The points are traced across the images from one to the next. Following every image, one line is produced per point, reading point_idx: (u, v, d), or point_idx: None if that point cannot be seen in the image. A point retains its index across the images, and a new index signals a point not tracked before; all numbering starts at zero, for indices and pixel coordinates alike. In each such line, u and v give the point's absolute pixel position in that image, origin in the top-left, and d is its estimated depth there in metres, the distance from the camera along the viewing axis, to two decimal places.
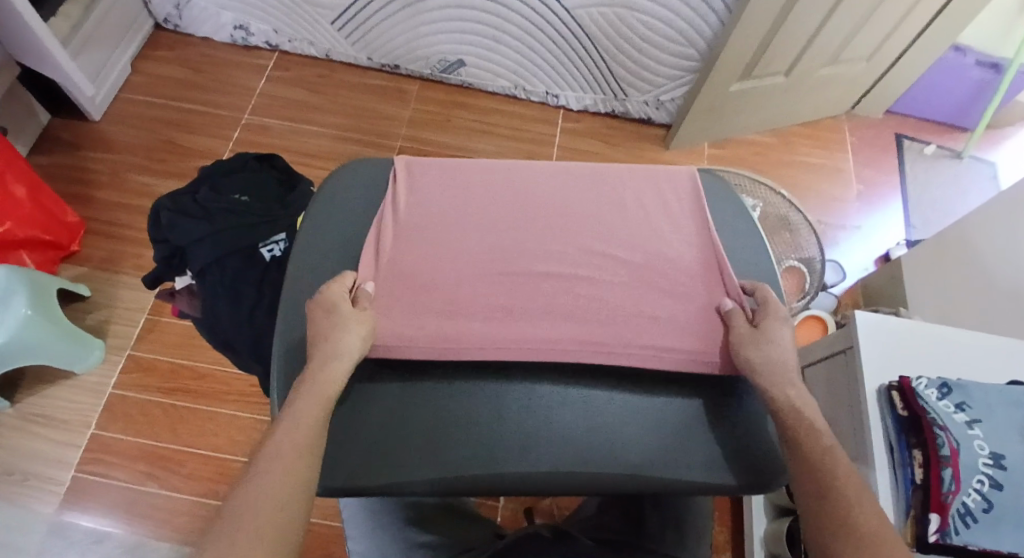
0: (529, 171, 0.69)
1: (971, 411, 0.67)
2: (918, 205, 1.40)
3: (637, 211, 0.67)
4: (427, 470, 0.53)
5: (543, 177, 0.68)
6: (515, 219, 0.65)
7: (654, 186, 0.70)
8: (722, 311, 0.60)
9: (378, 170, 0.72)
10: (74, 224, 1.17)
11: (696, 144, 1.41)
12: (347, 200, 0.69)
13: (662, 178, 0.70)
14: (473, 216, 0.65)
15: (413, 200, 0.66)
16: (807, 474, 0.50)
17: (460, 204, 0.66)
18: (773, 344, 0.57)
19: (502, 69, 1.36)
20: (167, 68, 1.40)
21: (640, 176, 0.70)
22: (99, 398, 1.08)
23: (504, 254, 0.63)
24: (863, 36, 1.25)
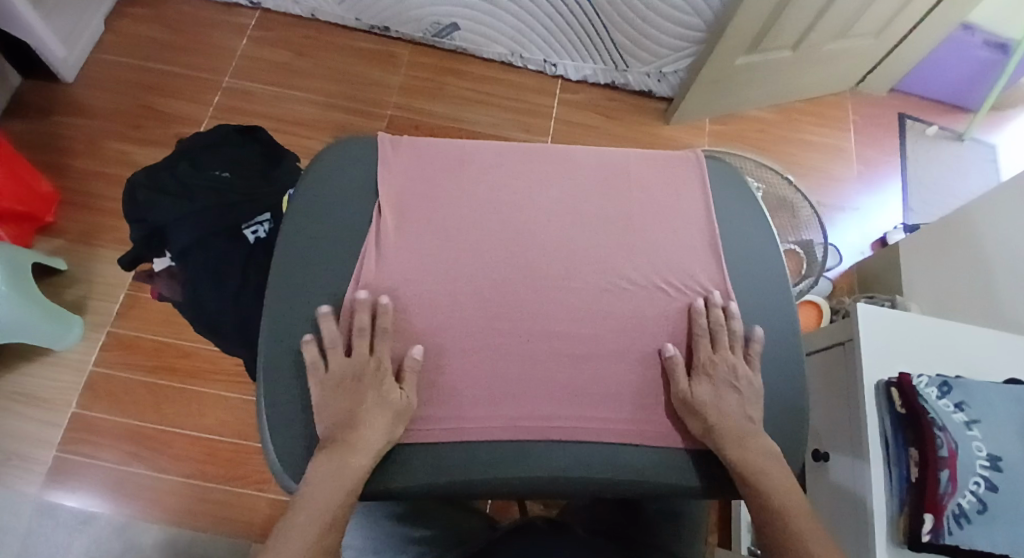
0: (530, 162, 0.68)
1: (971, 410, 0.66)
2: (917, 187, 1.39)
3: (641, 204, 0.67)
4: (422, 478, 0.54)
5: (545, 169, 0.67)
6: (518, 212, 0.64)
7: (659, 178, 0.69)
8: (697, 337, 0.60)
9: (372, 151, 0.68)
10: (48, 194, 1.11)
11: (696, 119, 1.37)
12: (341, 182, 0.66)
13: (667, 169, 0.70)
14: (475, 205, 0.64)
15: (413, 189, 0.65)
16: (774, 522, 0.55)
17: (461, 192, 0.65)
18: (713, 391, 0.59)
19: (498, 35, 1.30)
20: (143, 25, 1.32)
21: (645, 168, 0.69)
22: (81, 377, 1.05)
23: (511, 250, 0.62)
24: (875, 10, 1.21)
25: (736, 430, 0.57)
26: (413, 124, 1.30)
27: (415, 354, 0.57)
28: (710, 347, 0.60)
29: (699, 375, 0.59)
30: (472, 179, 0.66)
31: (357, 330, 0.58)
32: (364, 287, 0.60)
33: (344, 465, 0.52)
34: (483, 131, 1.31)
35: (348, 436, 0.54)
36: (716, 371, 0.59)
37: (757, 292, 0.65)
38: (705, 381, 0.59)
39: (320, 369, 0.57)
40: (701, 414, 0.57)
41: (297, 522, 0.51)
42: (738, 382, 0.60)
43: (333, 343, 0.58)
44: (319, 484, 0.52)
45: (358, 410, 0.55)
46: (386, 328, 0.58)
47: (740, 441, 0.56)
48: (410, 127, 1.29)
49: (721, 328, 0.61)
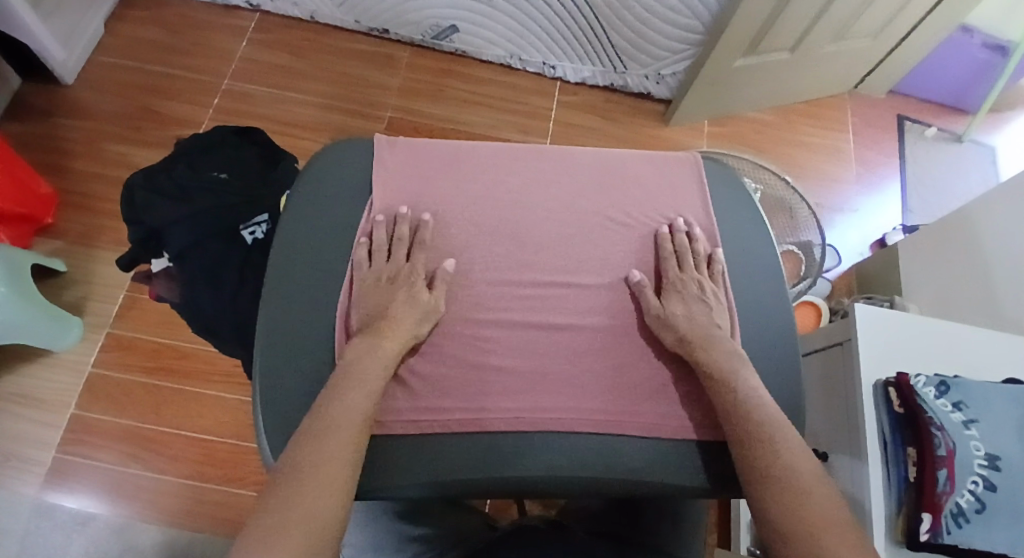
0: (525, 162, 0.68)
1: (968, 410, 0.66)
2: (916, 189, 1.38)
3: (633, 204, 0.67)
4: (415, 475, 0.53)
5: (540, 170, 0.68)
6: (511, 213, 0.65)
7: (652, 179, 0.69)
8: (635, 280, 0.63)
9: (367, 151, 0.68)
10: (48, 195, 1.11)
11: (695, 120, 1.37)
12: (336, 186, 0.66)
13: (662, 169, 0.70)
14: (471, 206, 0.65)
15: (408, 188, 0.66)
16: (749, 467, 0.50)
17: (458, 192, 0.66)
18: (688, 303, 0.62)
19: (497, 37, 1.30)
20: (142, 28, 1.32)
21: (639, 168, 0.69)
22: (80, 378, 1.05)
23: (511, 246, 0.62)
24: (872, 12, 1.21)
25: (704, 338, 0.59)
26: (412, 126, 1.30)
27: (448, 266, 0.61)
28: (677, 266, 0.63)
29: (669, 291, 0.62)
30: (467, 180, 0.66)
31: (395, 238, 0.62)
32: (404, 205, 0.65)
33: (378, 352, 0.55)
34: (481, 133, 1.31)
35: (377, 326, 0.58)
36: (683, 287, 0.63)
37: (754, 291, 0.65)
38: (677, 298, 0.62)
39: (362, 270, 0.62)
40: (676, 328, 0.59)
41: (347, 397, 0.51)
42: (705, 296, 0.63)
43: (363, 255, 0.62)
44: (358, 369, 0.54)
45: (388, 307, 0.59)
46: (422, 240, 0.63)
47: (709, 349, 0.58)
48: (409, 129, 1.30)
49: (687, 249, 0.65)
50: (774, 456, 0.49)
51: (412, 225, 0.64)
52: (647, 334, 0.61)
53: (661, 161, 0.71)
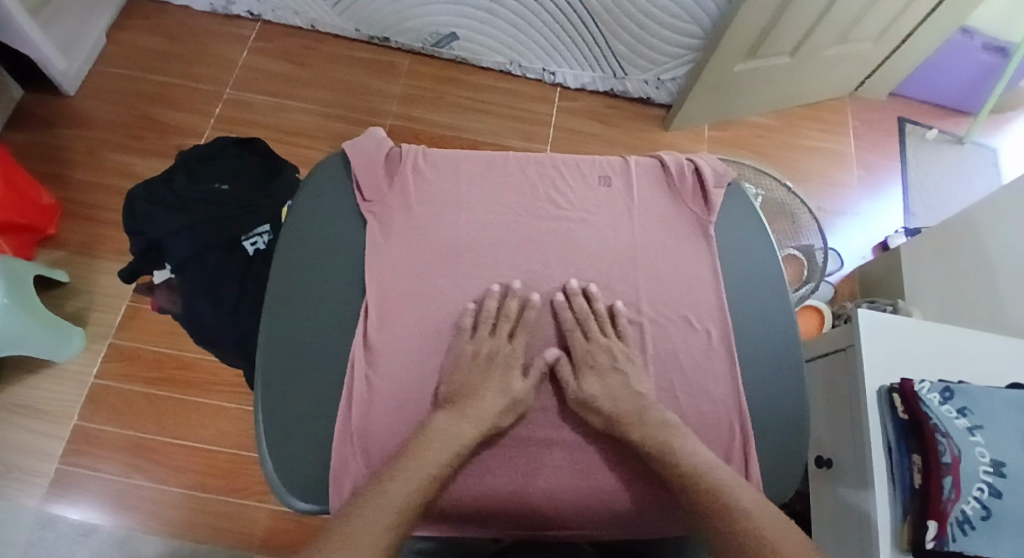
0: (526, 176, 0.69)
1: (973, 416, 0.65)
2: (918, 192, 1.38)
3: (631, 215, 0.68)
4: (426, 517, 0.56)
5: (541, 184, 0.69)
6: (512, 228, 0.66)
7: (651, 189, 0.70)
8: (547, 358, 0.62)
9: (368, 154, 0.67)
10: (50, 206, 1.11)
11: (696, 125, 1.37)
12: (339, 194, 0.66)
13: (661, 179, 0.70)
14: (474, 218, 0.66)
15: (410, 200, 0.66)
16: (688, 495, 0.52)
17: (460, 204, 0.66)
18: (603, 376, 0.60)
19: (497, 44, 1.30)
20: (143, 38, 1.32)
21: (639, 180, 0.70)
22: (83, 388, 1.05)
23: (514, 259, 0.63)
24: (873, 15, 1.21)
25: (628, 413, 0.57)
26: (413, 133, 1.30)
27: (550, 354, 0.62)
28: (584, 337, 0.62)
29: (581, 367, 0.61)
30: (469, 193, 0.67)
31: (503, 315, 0.61)
32: (462, 300, 0.62)
33: (456, 435, 0.54)
34: (481, 140, 1.31)
35: (462, 405, 0.57)
36: (592, 358, 0.61)
37: (760, 307, 0.65)
38: (589, 371, 0.60)
39: (462, 341, 0.60)
40: (598, 409, 0.58)
41: (407, 466, 0.52)
42: (620, 363, 0.61)
43: (467, 323, 0.61)
44: (413, 463, 0.52)
45: (475, 388, 0.58)
46: (526, 320, 0.62)
47: (626, 420, 0.57)
48: (410, 136, 1.30)
49: (589, 315, 0.62)
50: (725, 508, 0.51)
51: (521, 300, 0.63)
52: (564, 413, 0.60)
53: (676, 172, 0.70)
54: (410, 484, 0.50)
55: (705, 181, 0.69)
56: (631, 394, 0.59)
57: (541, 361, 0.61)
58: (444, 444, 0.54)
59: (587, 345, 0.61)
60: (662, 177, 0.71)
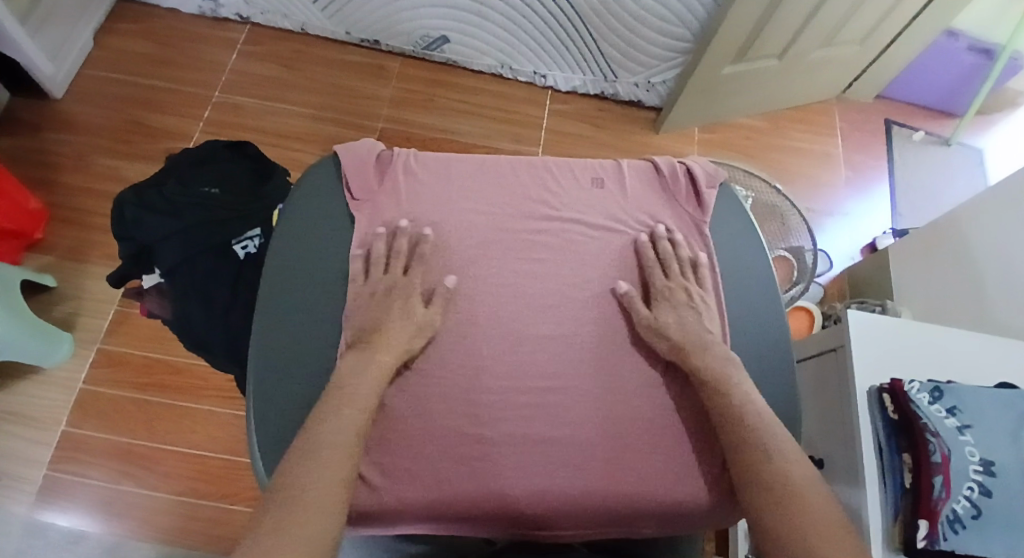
0: (517, 180, 0.69)
1: (962, 416, 0.66)
2: (905, 193, 1.40)
3: (621, 220, 0.68)
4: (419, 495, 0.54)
5: (533, 187, 0.69)
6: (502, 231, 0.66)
7: (641, 194, 0.70)
8: (618, 292, 0.64)
9: (356, 158, 0.67)
10: (37, 210, 1.10)
11: (686, 127, 1.38)
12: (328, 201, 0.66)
13: (651, 184, 0.71)
14: (467, 222, 0.66)
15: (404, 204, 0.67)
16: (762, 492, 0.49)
17: (453, 207, 0.66)
18: (680, 310, 0.63)
19: (487, 47, 1.30)
20: (131, 41, 1.32)
21: (630, 184, 0.71)
22: (71, 394, 1.04)
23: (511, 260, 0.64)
24: (859, 19, 1.22)
25: (697, 343, 0.60)
26: (404, 136, 1.30)
27: (449, 280, 0.62)
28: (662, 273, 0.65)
29: (658, 299, 0.63)
30: (461, 198, 0.67)
31: (394, 252, 0.63)
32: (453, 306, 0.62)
33: (359, 405, 0.52)
34: (473, 143, 1.31)
35: (370, 340, 0.58)
36: (671, 294, 0.64)
37: (751, 308, 0.66)
38: (666, 305, 0.63)
39: (355, 284, 0.62)
40: (667, 335, 0.60)
41: (341, 412, 0.51)
42: (694, 302, 0.63)
43: (358, 266, 0.63)
44: (340, 416, 0.51)
45: (383, 321, 0.59)
46: (422, 254, 0.63)
47: (703, 364, 0.58)
48: (402, 139, 1.29)
49: (671, 257, 0.66)
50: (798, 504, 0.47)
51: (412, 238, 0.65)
52: (636, 340, 0.63)
53: (671, 169, 0.71)
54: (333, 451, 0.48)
55: (698, 179, 0.70)
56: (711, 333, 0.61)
57: (439, 287, 0.62)
58: (352, 403, 0.52)
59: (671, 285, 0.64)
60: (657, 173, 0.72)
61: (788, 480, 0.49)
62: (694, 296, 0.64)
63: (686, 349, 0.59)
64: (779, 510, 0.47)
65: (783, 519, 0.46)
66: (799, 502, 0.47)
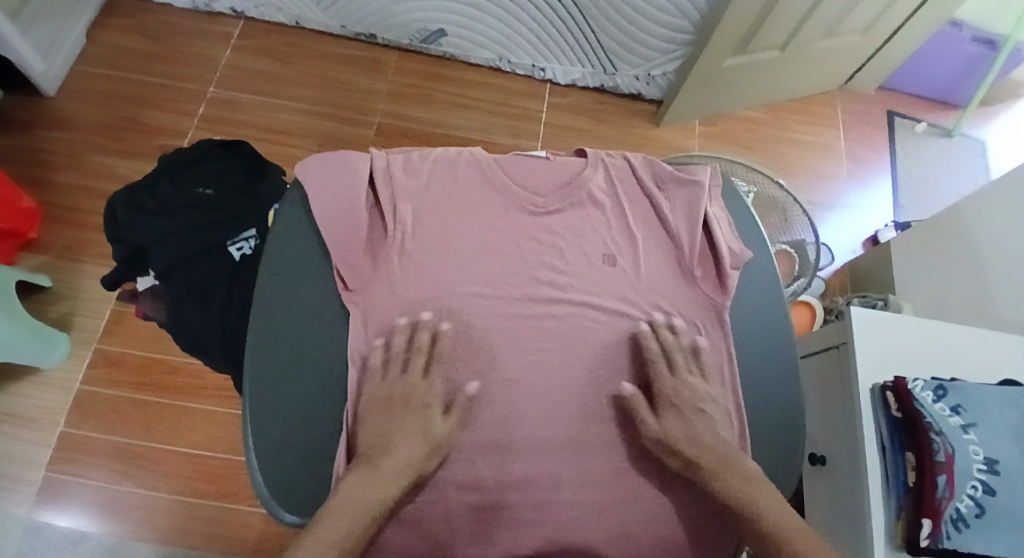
0: (519, 182, 0.67)
1: (967, 414, 0.65)
2: (907, 185, 1.38)
3: (628, 229, 0.67)
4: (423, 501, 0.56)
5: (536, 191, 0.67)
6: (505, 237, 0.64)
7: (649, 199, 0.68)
8: (622, 394, 0.59)
9: (354, 163, 0.65)
10: (31, 210, 1.09)
11: (686, 120, 1.37)
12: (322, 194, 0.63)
13: (661, 188, 0.68)
14: (470, 227, 0.64)
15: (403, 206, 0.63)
16: None
17: (455, 212, 0.64)
18: (687, 417, 0.58)
19: (485, 39, 1.29)
20: (124, 36, 1.30)
21: (635, 189, 0.69)
22: (69, 395, 1.03)
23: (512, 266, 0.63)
24: (862, 8, 1.20)
25: (718, 457, 0.55)
26: (401, 131, 1.28)
27: (471, 389, 0.58)
28: (667, 371, 0.60)
29: (663, 403, 0.59)
30: (462, 201, 0.65)
31: (414, 348, 0.57)
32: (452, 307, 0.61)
33: (419, 428, 0.55)
34: (471, 137, 1.30)
35: (378, 456, 0.53)
36: (677, 398, 0.59)
37: (754, 312, 0.65)
38: (672, 410, 0.58)
39: (372, 379, 0.57)
40: (679, 451, 0.56)
41: (351, 481, 0.51)
42: (703, 404, 0.59)
43: (375, 361, 0.58)
44: (346, 500, 0.50)
45: (393, 436, 0.54)
46: (441, 352, 0.58)
47: (726, 470, 0.55)
48: (399, 134, 1.28)
49: (675, 348, 0.61)
50: None
51: (431, 331, 0.59)
52: (637, 452, 0.59)
53: (679, 209, 0.67)
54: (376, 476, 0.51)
55: (714, 237, 0.65)
56: (726, 437, 0.58)
57: (460, 397, 0.57)
58: (370, 474, 0.52)
59: (676, 385, 0.59)
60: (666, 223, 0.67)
61: None
62: (700, 400, 0.59)
63: (698, 465, 0.56)
64: None
65: None
66: None
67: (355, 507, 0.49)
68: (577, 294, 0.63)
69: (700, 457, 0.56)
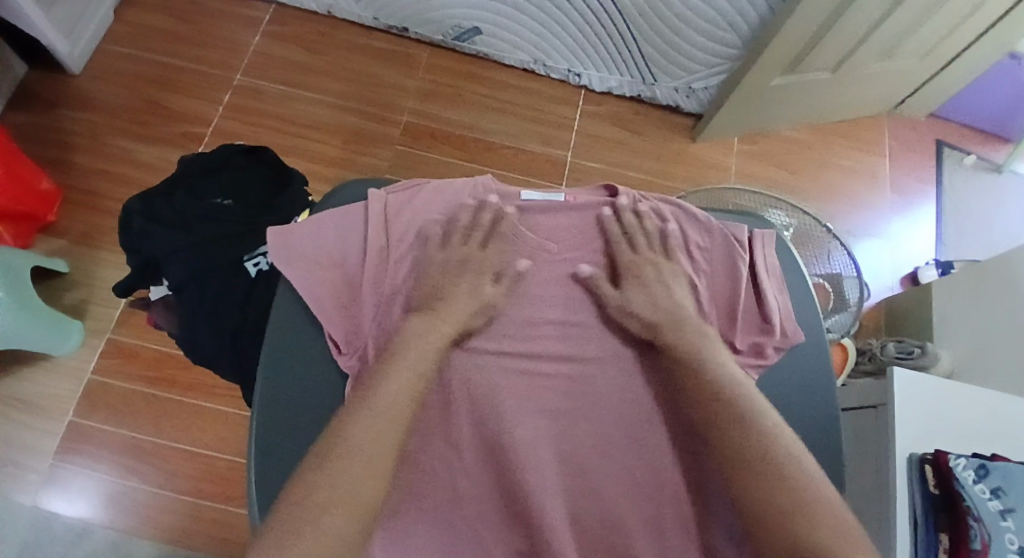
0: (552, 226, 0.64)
1: (1007, 498, 0.60)
2: (952, 221, 1.32)
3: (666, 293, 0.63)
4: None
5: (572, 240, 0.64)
6: (537, 288, 0.62)
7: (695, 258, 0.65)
8: (581, 275, 0.62)
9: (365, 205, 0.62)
10: (50, 192, 1.07)
11: (725, 137, 1.31)
12: (321, 244, 0.60)
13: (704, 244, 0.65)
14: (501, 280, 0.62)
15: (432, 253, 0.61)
16: (735, 474, 0.49)
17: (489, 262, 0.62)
18: (649, 286, 0.61)
19: (522, 41, 1.23)
20: (152, 15, 1.26)
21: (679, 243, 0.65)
22: (80, 384, 1.03)
23: (549, 316, 0.61)
24: (922, 34, 1.14)
25: (670, 321, 0.59)
26: (429, 131, 1.24)
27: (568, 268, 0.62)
28: (630, 248, 0.64)
29: (625, 274, 0.62)
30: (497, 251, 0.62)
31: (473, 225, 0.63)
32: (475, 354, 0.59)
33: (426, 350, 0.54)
34: (501, 142, 1.25)
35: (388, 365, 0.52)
36: (639, 270, 0.62)
37: (788, 381, 0.64)
38: (634, 282, 0.62)
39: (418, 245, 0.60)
40: (637, 315, 0.60)
41: (392, 381, 0.51)
42: (664, 278, 0.63)
43: (435, 234, 0.62)
44: (411, 347, 0.54)
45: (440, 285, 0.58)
46: (501, 233, 0.63)
47: (690, 355, 0.57)
48: (426, 134, 1.24)
49: (637, 230, 0.65)
50: (782, 484, 0.46)
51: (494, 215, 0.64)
52: (601, 320, 0.62)
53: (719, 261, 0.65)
54: (381, 415, 0.49)
55: (637, 248, 0.64)
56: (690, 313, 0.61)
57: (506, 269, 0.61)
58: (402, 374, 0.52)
59: (631, 257, 0.63)
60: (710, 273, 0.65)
61: (771, 458, 0.48)
62: (646, 272, 0.62)
63: (669, 337, 0.58)
64: (750, 483, 0.47)
65: (760, 491, 0.46)
66: (780, 480, 0.46)
67: (391, 417, 0.49)
68: (600, 347, 0.61)
69: (665, 324, 0.59)
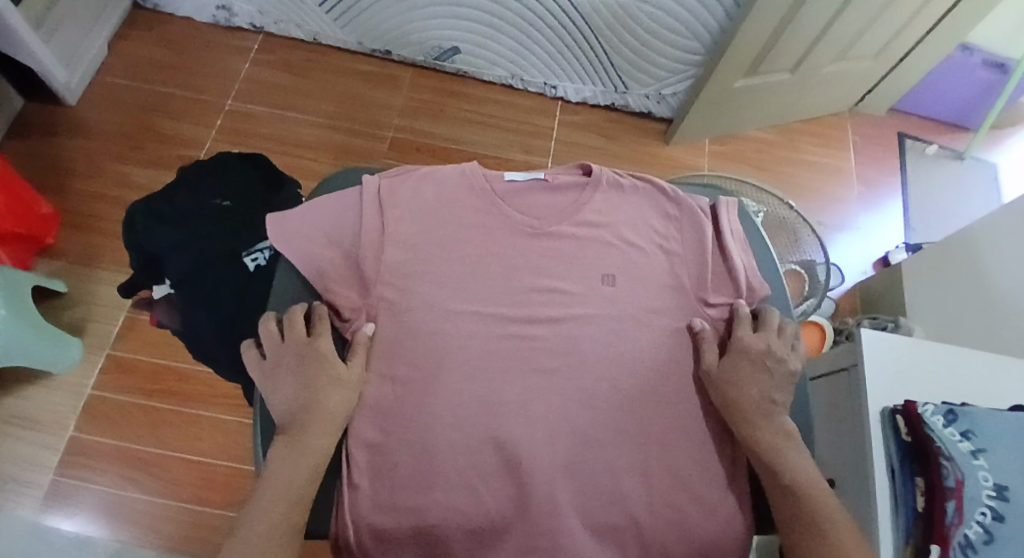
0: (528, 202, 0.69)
1: (977, 440, 0.64)
2: (919, 208, 1.38)
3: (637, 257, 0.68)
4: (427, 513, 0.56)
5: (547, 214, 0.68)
6: (515, 259, 0.66)
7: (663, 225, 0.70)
8: (693, 327, 0.65)
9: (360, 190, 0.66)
10: (49, 216, 1.11)
11: (697, 139, 1.37)
12: (312, 225, 0.65)
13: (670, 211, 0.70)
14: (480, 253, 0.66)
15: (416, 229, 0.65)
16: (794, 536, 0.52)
17: (469, 238, 0.66)
18: (755, 369, 0.61)
19: (499, 57, 1.30)
20: (147, 48, 1.33)
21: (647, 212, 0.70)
22: (79, 399, 1.04)
23: (528, 284, 0.65)
24: (873, 33, 1.22)
25: (751, 403, 0.59)
26: (414, 145, 1.30)
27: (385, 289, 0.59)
28: (753, 327, 0.64)
29: (731, 352, 0.62)
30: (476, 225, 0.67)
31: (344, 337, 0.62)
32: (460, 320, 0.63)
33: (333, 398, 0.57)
34: (483, 152, 1.31)
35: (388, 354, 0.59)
36: (748, 347, 0.62)
37: None
38: (737, 357, 0.62)
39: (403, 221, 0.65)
40: (724, 390, 0.60)
41: (313, 423, 0.56)
42: (773, 365, 0.61)
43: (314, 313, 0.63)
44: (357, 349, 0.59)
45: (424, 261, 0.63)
46: (480, 209, 0.68)
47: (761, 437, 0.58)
48: (412, 148, 1.30)
49: (777, 331, 0.63)
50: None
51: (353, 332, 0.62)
52: (696, 376, 0.64)
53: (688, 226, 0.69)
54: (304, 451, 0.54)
55: (760, 332, 0.63)
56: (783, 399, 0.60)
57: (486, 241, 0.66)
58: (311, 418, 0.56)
59: (745, 335, 0.63)
60: (679, 238, 0.69)
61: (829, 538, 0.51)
62: (745, 343, 0.62)
63: (737, 413, 0.59)
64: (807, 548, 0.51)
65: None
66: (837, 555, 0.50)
67: (315, 453, 0.54)
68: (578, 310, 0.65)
69: (750, 406, 0.59)
